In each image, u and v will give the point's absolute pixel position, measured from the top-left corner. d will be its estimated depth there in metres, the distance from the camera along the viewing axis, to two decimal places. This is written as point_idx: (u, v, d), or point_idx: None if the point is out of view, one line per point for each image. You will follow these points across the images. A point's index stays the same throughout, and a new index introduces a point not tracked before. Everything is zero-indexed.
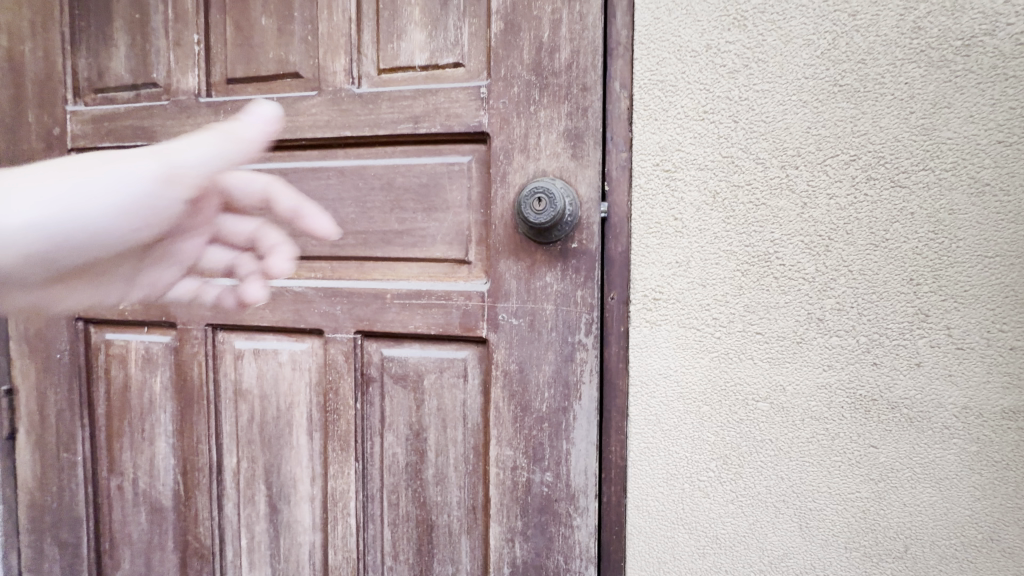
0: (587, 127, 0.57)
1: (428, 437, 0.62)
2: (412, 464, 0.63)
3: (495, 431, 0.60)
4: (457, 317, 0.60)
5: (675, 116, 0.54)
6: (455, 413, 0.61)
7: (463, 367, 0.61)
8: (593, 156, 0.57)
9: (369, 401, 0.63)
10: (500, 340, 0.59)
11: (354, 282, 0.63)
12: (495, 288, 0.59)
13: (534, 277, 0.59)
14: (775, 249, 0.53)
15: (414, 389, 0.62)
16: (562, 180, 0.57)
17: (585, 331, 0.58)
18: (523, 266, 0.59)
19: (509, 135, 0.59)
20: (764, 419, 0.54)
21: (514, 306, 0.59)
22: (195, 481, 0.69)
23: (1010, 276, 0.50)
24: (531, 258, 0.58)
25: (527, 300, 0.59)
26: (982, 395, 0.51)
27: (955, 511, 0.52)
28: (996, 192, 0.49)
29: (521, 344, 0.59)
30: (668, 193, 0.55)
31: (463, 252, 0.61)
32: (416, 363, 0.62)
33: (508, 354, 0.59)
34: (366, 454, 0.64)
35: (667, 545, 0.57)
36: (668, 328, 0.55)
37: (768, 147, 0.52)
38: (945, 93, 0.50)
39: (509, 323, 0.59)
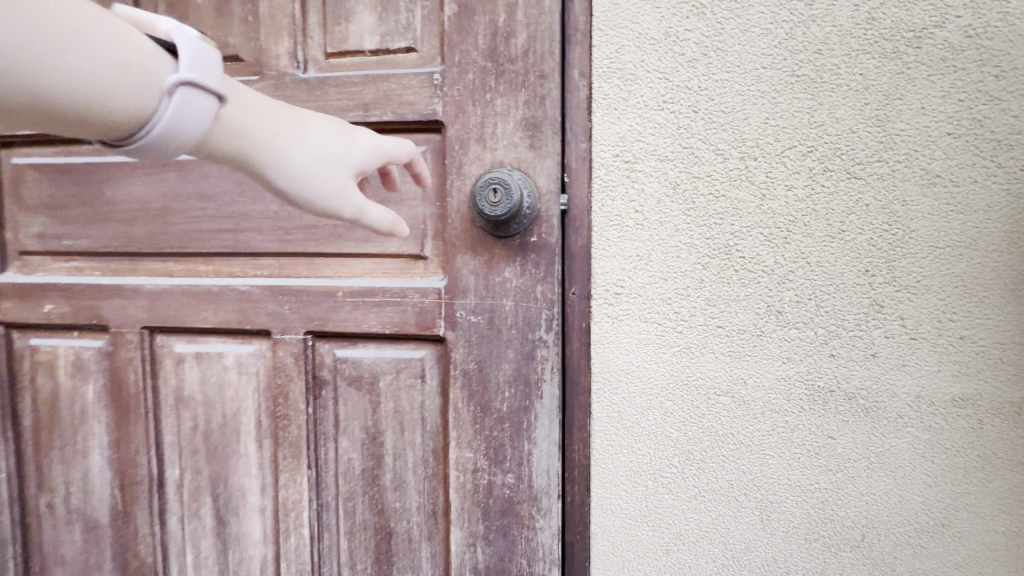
0: (545, 116, 0.55)
1: (385, 441, 0.59)
2: (369, 470, 0.60)
3: (455, 433, 0.58)
4: (413, 316, 0.58)
5: (635, 106, 0.53)
6: (413, 416, 0.59)
7: (422, 367, 0.58)
8: (552, 146, 0.55)
9: (322, 405, 0.60)
10: (458, 338, 0.57)
11: (303, 280, 0.59)
12: (452, 285, 0.57)
13: (493, 272, 0.57)
14: (735, 242, 0.52)
15: (369, 391, 0.59)
16: (520, 172, 0.55)
17: (546, 327, 0.56)
18: (481, 261, 0.56)
19: (465, 124, 0.56)
20: (725, 413, 0.54)
21: (473, 303, 0.57)
22: (135, 495, 0.64)
23: (959, 267, 0.51)
24: (490, 253, 0.56)
25: (486, 297, 0.57)
26: (934, 384, 0.52)
27: (908, 498, 0.53)
28: (945, 184, 0.50)
29: (481, 342, 0.57)
30: (628, 184, 0.53)
31: (418, 247, 0.58)
32: (372, 364, 0.59)
33: (467, 353, 0.57)
34: (321, 460, 0.61)
35: (631, 543, 0.56)
36: (630, 323, 0.54)
37: (727, 138, 0.52)
38: (898, 85, 0.50)
39: (468, 321, 0.57)
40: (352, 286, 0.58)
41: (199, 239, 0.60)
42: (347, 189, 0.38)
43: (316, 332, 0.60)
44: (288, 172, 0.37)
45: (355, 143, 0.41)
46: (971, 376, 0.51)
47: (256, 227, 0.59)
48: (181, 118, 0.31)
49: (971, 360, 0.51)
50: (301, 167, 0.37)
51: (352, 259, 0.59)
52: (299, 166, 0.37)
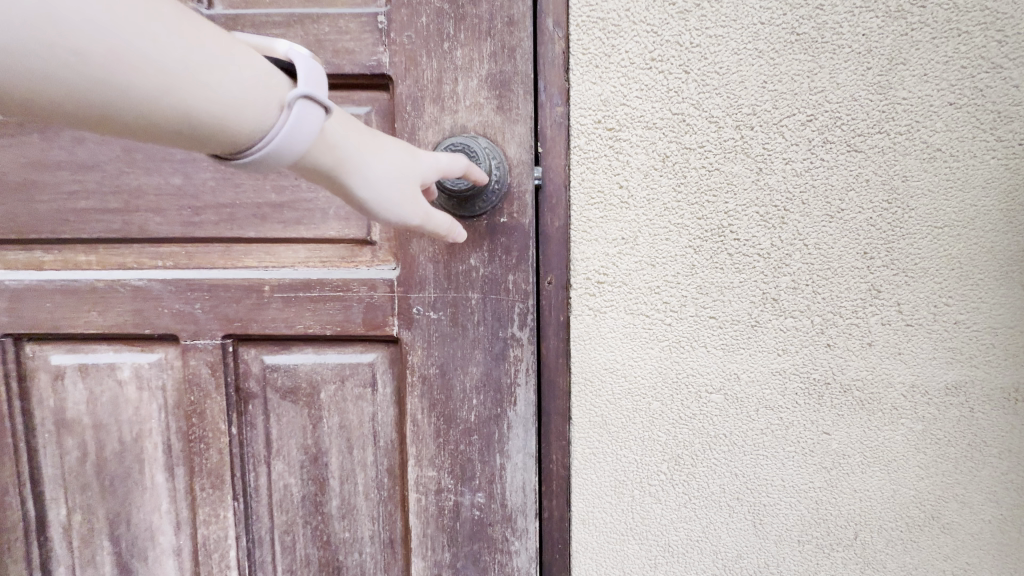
0: (514, 73, 0.47)
1: (330, 462, 0.50)
2: (311, 496, 0.51)
3: (414, 449, 0.50)
4: (359, 313, 0.48)
5: (619, 63, 0.45)
6: (363, 430, 0.50)
7: (372, 373, 0.49)
8: (523, 109, 0.47)
9: (251, 423, 0.50)
10: (416, 338, 0.48)
11: (219, 272, 0.48)
12: (407, 275, 0.48)
13: (456, 260, 0.48)
14: (729, 222, 0.47)
15: (308, 404, 0.49)
16: (485, 139, 0.47)
17: (519, 323, 0.48)
18: (441, 247, 0.48)
19: (417, 81, 0.47)
20: (717, 412, 0.49)
21: (431, 297, 0.48)
22: (6, 545, 0.51)
23: (956, 248, 0.47)
24: (451, 237, 0.48)
25: (448, 289, 0.48)
26: (928, 372, 0.49)
27: (900, 492, 0.50)
28: (946, 158, 0.46)
29: (443, 342, 0.48)
30: (612, 156, 0.46)
31: (364, 231, 0.48)
32: (310, 370, 0.49)
33: (426, 356, 0.49)
34: (249, 488, 0.51)
35: (616, 559, 0.51)
36: (614, 316, 0.48)
37: (722, 104, 0.45)
38: (902, 47, 0.45)
39: (427, 318, 0.48)
40: (282, 276, 0.48)
41: (78, 221, 0.48)
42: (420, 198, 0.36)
43: (238, 336, 0.49)
44: (377, 186, 0.34)
45: (417, 150, 0.38)
46: (964, 363, 0.49)
47: (154, 205, 0.47)
48: (295, 137, 0.28)
49: (965, 346, 0.48)
50: (385, 180, 0.34)
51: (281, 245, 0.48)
52: (387, 179, 0.34)
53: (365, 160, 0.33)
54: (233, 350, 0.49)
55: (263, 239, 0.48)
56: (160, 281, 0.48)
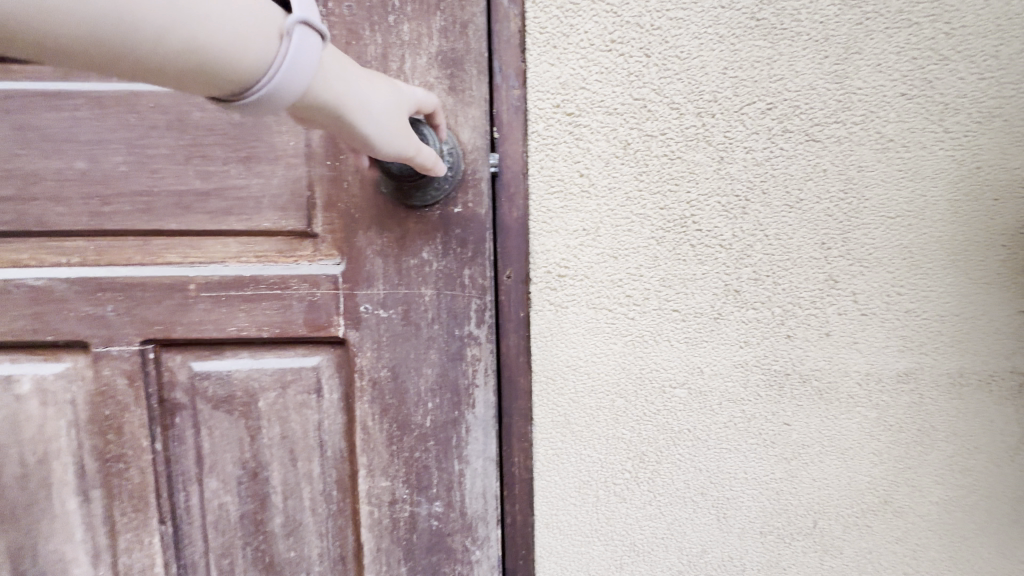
0: (466, 51, 0.44)
1: (270, 477, 0.46)
2: (249, 515, 0.46)
3: (365, 459, 0.46)
4: (300, 312, 0.44)
5: (578, 44, 0.43)
6: (308, 442, 0.46)
7: (316, 378, 0.46)
8: (476, 91, 0.44)
9: (180, 437, 0.46)
10: (364, 339, 0.45)
11: (136, 269, 0.44)
12: (353, 271, 0.44)
13: (407, 254, 0.45)
14: (692, 213, 0.45)
15: (244, 414, 0.45)
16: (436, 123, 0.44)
17: (476, 321, 0.46)
18: (391, 240, 0.44)
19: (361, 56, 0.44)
20: (681, 407, 0.48)
21: (380, 295, 0.45)
22: None
23: (908, 238, 0.48)
24: (402, 229, 0.44)
25: (399, 285, 0.45)
26: (881, 360, 0.50)
27: (856, 479, 0.51)
28: (898, 149, 0.47)
29: (394, 342, 0.45)
30: (571, 142, 0.44)
31: (304, 223, 0.44)
32: (247, 376, 0.45)
33: (376, 357, 0.45)
34: (178, 509, 0.46)
35: (581, 562, 0.49)
36: (576, 311, 0.45)
37: (683, 90, 0.44)
38: (857, 37, 0.45)
39: (376, 317, 0.45)
40: (213, 275, 0.44)
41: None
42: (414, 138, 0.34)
43: (161, 341, 0.45)
44: (379, 121, 0.31)
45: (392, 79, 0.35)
46: (914, 350, 0.50)
47: (55, 192, 0.43)
48: (300, 73, 0.25)
49: (915, 334, 0.50)
50: (383, 111, 0.31)
51: (211, 236, 0.44)
52: (386, 112, 0.32)
53: (362, 93, 0.30)
54: (156, 356, 0.45)
55: (189, 230, 0.43)
56: (70, 280, 0.43)
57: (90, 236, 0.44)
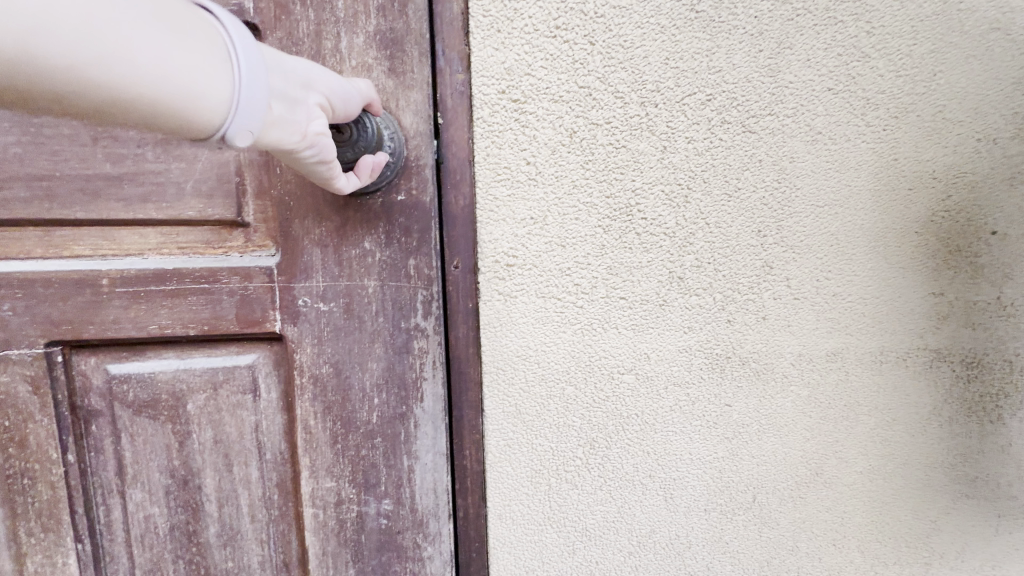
0: (406, 31, 0.43)
1: (203, 484, 0.45)
2: (181, 527, 0.45)
3: (307, 460, 0.45)
4: (231, 308, 0.43)
5: (522, 29, 0.42)
6: (244, 444, 0.45)
7: (252, 376, 0.44)
8: (417, 73, 0.43)
9: (98, 447, 0.44)
10: (303, 334, 0.43)
11: (41, 264, 0.41)
12: (288, 263, 0.42)
13: (347, 244, 0.43)
14: (637, 201, 0.46)
15: (171, 419, 0.44)
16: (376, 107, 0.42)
17: (421, 313, 0.44)
18: (330, 229, 0.42)
19: (291, 33, 0.42)
20: (629, 392, 0.49)
21: (320, 287, 0.43)
22: None
23: (835, 225, 0.51)
24: (342, 217, 0.42)
25: (339, 277, 0.43)
26: (812, 341, 0.53)
27: (791, 454, 0.54)
28: (825, 141, 0.50)
29: (336, 337, 0.44)
30: (518, 130, 0.43)
31: (233, 212, 0.42)
32: (173, 377, 0.43)
33: (317, 352, 0.44)
34: (97, 524, 0.45)
35: (534, 550, 0.49)
36: (525, 300, 0.45)
37: (626, 79, 0.44)
38: (788, 32, 0.47)
39: (315, 310, 0.43)
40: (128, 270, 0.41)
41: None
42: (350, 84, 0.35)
43: (69, 343, 0.43)
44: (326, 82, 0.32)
45: None
46: (841, 331, 0.53)
47: None
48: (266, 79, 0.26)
49: (841, 316, 0.53)
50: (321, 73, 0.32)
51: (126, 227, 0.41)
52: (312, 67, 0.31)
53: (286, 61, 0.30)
54: (67, 358, 0.43)
55: (102, 219, 0.40)
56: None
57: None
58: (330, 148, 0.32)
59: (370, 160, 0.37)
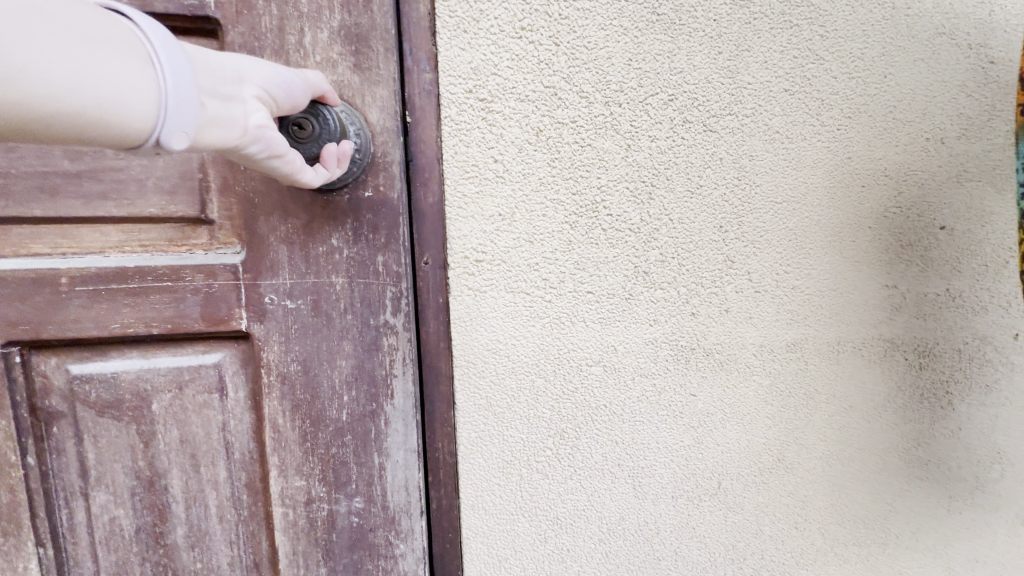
0: (372, 26, 0.43)
1: (170, 485, 0.45)
2: (148, 529, 0.45)
3: (276, 458, 0.45)
4: (196, 306, 0.42)
5: (488, 30, 0.43)
6: (211, 445, 0.45)
7: (218, 377, 0.44)
8: (383, 70, 0.43)
9: (59, 449, 0.43)
10: (270, 332, 0.44)
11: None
12: (255, 261, 0.43)
13: (314, 241, 0.43)
14: (602, 198, 0.47)
15: (136, 420, 0.43)
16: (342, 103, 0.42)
17: (391, 309, 0.45)
18: (296, 226, 0.43)
19: (254, 28, 0.41)
20: (597, 384, 0.50)
21: (286, 284, 0.43)
22: None
23: (793, 221, 0.53)
24: (309, 214, 0.43)
25: (307, 274, 0.43)
26: (773, 332, 0.55)
27: (754, 441, 0.56)
28: (783, 140, 0.52)
29: (304, 334, 0.44)
30: (485, 129, 0.44)
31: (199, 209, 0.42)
32: (137, 376, 0.43)
33: (285, 351, 0.44)
34: (59, 527, 0.44)
35: (506, 539, 0.51)
36: (495, 295, 0.46)
37: (591, 79, 0.46)
38: (746, 36, 0.49)
39: (282, 307, 0.44)
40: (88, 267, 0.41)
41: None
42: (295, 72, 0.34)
43: (28, 343, 0.42)
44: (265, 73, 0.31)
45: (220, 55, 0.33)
46: (801, 323, 0.56)
47: None
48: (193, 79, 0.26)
49: (800, 308, 0.55)
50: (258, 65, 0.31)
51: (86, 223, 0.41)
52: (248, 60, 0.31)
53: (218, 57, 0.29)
54: (24, 358, 0.42)
55: (60, 216, 0.40)
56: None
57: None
58: (278, 141, 0.32)
59: (334, 147, 0.37)
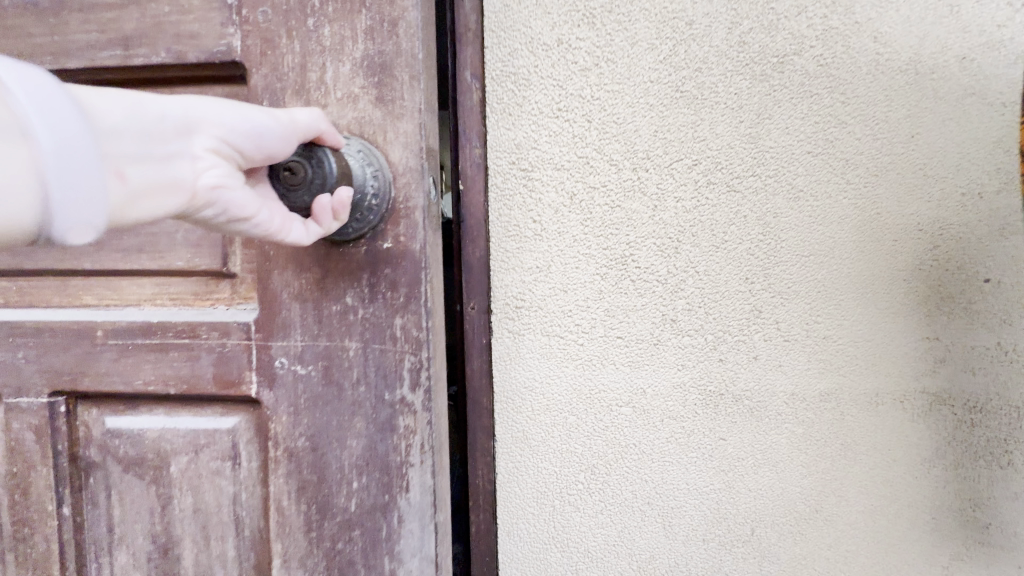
0: (395, 52, 0.43)
1: (181, 552, 0.50)
2: None
3: (281, 546, 0.48)
4: (209, 368, 0.47)
5: (529, 112, 0.51)
6: (223, 509, 0.49)
7: (232, 440, 0.49)
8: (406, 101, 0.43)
9: (93, 501, 0.50)
10: (280, 399, 0.47)
11: (60, 318, 0.49)
12: (268, 321, 0.47)
13: (328, 299, 0.46)
14: (631, 251, 0.52)
15: (155, 480, 0.49)
16: (358, 142, 0.43)
17: (409, 384, 0.46)
18: (309, 282, 0.46)
19: (274, 69, 0.44)
20: (627, 423, 0.54)
21: (298, 347, 0.46)
22: None
23: (821, 274, 0.56)
24: (323, 269, 0.45)
25: (319, 337, 0.46)
26: (805, 381, 0.56)
27: (789, 490, 0.56)
28: (808, 198, 0.55)
29: (315, 402, 0.47)
30: (525, 193, 0.51)
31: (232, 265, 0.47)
32: (159, 435, 0.49)
33: (294, 424, 0.47)
34: (86, 574, 0.51)
35: (539, 567, 0.54)
36: (531, 337, 0.52)
37: (620, 149, 0.52)
38: (767, 105, 0.54)
39: (292, 373, 0.47)
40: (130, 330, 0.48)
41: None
42: (257, 117, 0.34)
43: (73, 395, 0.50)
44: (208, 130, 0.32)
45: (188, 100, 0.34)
46: (833, 373, 0.56)
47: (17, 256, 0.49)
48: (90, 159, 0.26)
49: (833, 358, 0.56)
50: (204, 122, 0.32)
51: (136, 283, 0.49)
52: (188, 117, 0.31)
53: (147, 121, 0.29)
54: (71, 410, 0.51)
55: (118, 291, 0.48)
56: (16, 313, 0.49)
57: (15, 277, 0.50)
58: (233, 203, 0.33)
59: (325, 201, 0.37)
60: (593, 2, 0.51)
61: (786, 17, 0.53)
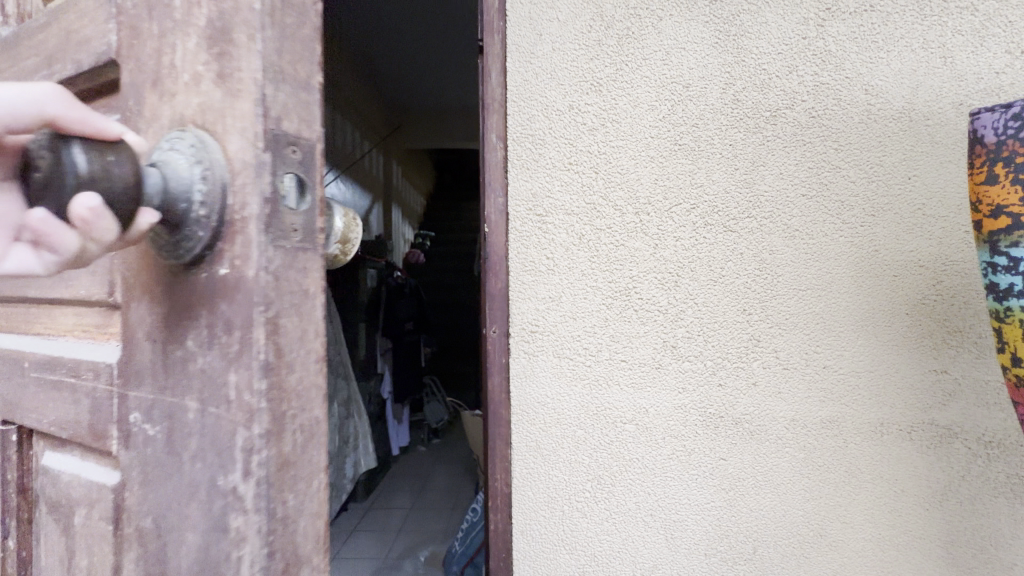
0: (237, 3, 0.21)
1: None
2: None
3: None
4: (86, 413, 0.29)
5: (545, 166, 0.60)
6: None
7: (114, 500, 0.27)
8: (246, 71, 0.20)
9: None
10: (131, 467, 0.25)
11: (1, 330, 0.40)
12: (126, 359, 0.26)
13: (176, 335, 0.23)
14: (633, 284, 0.59)
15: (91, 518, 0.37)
16: (197, 134, 0.21)
17: (240, 468, 0.20)
18: (159, 317, 0.24)
19: (140, 61, 0.25)
20: (631, 439, 0.59)
21: (148, 401, 0.24)
22: None
23: (819, 306, 0.59)
24: (166, 291, 0.23)
25: (164, 390, 0.24)
26: (805, 408, 0.59)
27: (791, 513, 0.59)
28: (803, 237, 0.59)
29: (156, 483, 0.24)
30: (540, 235, 0.60)
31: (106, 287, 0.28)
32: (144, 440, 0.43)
33: (141, 497, 0.25)
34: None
35: (549, 566, 0.60)
36: (544, 358, 0.60)
37: (624, 196, 0.59)
38: (761, 154, 0.59)
39: (144, 434, 0.25)
40: (48, 288, 0.33)
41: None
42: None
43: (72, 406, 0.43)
44: None
45: None
46: (835, 401, 0.59)
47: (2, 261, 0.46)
48: None
49: (834, 387, 0.59)
50: None
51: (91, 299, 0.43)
52: None
53: None
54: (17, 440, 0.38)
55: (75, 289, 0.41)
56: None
57: None
58: None
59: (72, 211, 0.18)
60: (600, 73, 0.60)
61: (778, 76, 0.59)
